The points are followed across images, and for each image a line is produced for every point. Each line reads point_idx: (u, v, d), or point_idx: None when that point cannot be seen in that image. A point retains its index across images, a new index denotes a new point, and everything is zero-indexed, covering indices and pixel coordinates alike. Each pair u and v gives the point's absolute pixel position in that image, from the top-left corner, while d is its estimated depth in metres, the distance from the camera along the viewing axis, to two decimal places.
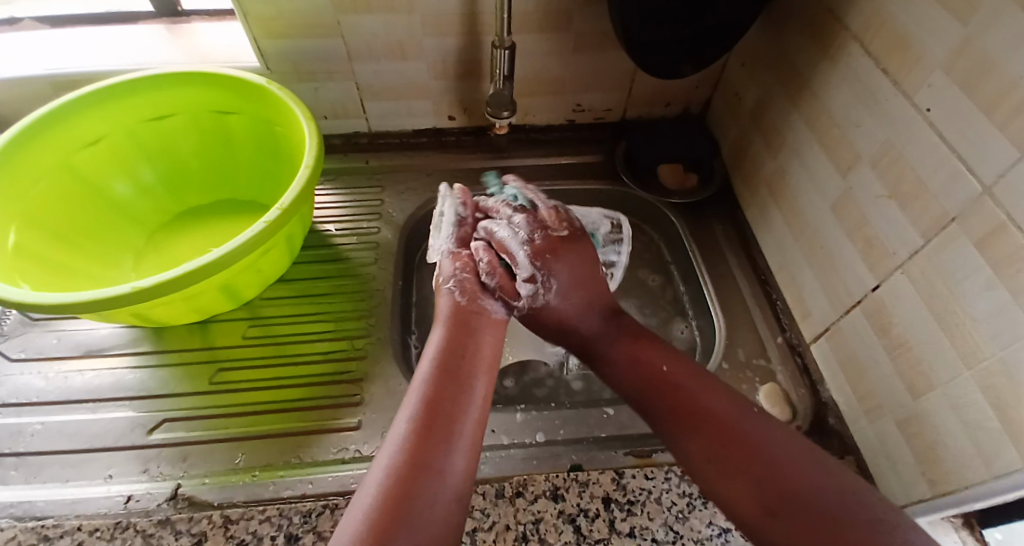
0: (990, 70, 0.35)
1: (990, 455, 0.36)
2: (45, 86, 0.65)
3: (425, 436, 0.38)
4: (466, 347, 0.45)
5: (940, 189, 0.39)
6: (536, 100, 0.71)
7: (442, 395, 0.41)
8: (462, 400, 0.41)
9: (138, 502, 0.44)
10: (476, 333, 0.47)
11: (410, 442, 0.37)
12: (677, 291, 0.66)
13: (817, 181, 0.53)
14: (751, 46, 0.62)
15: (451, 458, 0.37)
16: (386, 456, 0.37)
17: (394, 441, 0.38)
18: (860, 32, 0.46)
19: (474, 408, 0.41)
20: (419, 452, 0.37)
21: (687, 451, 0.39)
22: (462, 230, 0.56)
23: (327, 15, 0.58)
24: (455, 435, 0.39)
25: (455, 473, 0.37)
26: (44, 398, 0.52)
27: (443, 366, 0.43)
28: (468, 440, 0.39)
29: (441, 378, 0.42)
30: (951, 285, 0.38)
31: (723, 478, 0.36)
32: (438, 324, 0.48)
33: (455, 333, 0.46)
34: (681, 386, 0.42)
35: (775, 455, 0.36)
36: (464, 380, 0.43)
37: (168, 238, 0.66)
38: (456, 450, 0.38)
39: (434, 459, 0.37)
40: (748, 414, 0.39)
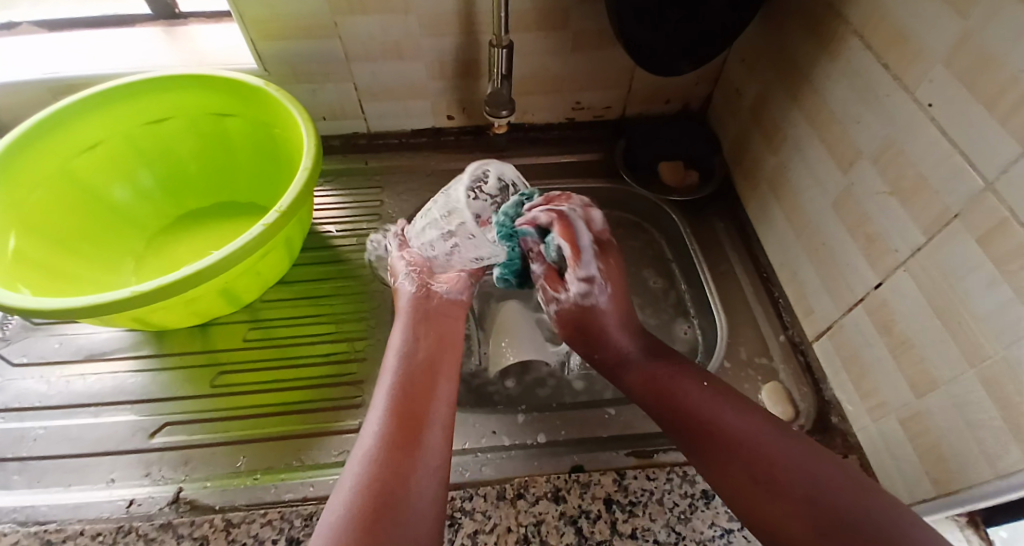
0: (991, 65, 0.34)
1: (994, 453, 0.36)
2: (44, 90, 0.65)
3: (398, 425, 0.40)
4: (429, 342, 0.49)
5: (941, 185, 0.38)
6: (535, 99, 0.70)
7: (411, 386, 0.44)
8: (430, 387, 0.44)
9: (141, 506, 0.44)
10: (437, 325, 0.50)
11: (384, 432, 0.40)
12: (679, 292, 0.63)
13: (818, 178, 0.52)
14: (751, 42, 0.62)
15: (426, 439, 0.40)
16: (364, 446, 0.39)
17: (369, 433, 0.40)
18: (860, 27, 0.45)
19: (442, 394, 0.44)
20: (393, 438, 0.39)
21: (731, 478, 0.39)
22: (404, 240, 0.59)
23: (323, 16, 0.58)
24: (426, 420, 0.41)
25: (433, 453, 0.39)
26: (47, 402, 0.52)
27: (409, 362, 0.46)
28: (440, 423, 0.42)
29: (408, 372, 0.45)
30: (953, 282, 0.38)
31: (767, 503, 0.36)
32: (400, 321, 0.51)
33: (416, 329, 0.49)
34: (721, 407, 0.43)
35: (802, 477, 0.37)
36: (430, 371, 0.46)
37: (169, 241, 0.66)
38: (430, 433, 0.41)
39: (409, 443, 0.39)
40: (780, 438, 0.40)
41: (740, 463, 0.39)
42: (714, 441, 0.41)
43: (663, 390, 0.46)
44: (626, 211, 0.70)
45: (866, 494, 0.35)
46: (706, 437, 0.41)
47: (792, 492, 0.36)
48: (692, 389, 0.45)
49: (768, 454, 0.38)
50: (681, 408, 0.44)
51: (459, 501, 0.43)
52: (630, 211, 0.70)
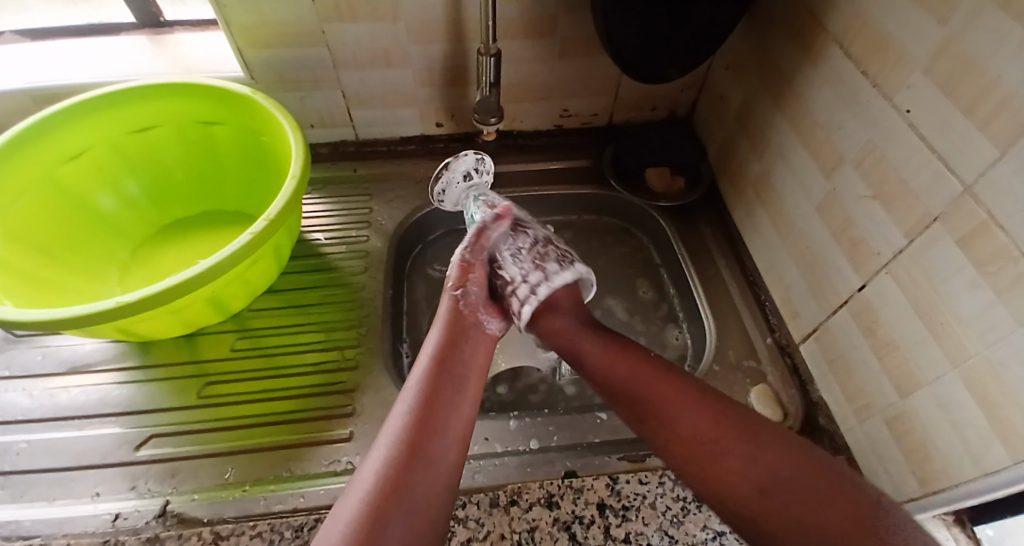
0: (968, 72, 0.35)
1: (979, 451, 0.37)
2: (27, 99, 0.64)
3: (420, 429, 0.39)
4: (464, 347, 0.46)
5: (922, 189, 0.39)
6: (523, 106, 0.71)
7: (439, 387, 0.42)
8: (456, 391, 0.43)
9: (127, 520, 0.44)
10: (474, 329, 0.48)
11: (405, 435, 0.39)
12: (671, 303, 0.66)
13: (802, 183, 0.53)
14: (734, 50, 0.63)
15: (443, 451, 0.39)
16: (384, 446, 0.38)
17: (391, 434, 0.39)
18: (841, 35, 0.47)
19: (466, 404, 0.42)
20: (413, 443, 0.38)
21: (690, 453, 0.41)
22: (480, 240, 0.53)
23: (312, 24, 0.58)
24: (449, 428, 0.40)
25: (445, 464, 0.38)
26: (29, 416, 0.51)
27: (440, 361, 0.44)
28: (459, 432, 0.41)
29: (438, 372, 0.44)
30: (935, 284, 0.39)
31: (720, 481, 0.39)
32: (438, 321, 0.49)
33: (453, 331, 0.47)
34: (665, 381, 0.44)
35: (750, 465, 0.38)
36: (461, 378, 0.44)
37: (154, 250, 0.65)
38: (447, 444, 0.39)
39: (426, 449, 0.38)
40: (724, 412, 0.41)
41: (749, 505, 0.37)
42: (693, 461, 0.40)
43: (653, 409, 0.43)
44: (614, 216, 0.73)
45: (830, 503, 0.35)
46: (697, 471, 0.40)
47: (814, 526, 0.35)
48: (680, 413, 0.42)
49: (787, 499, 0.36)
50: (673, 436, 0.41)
51: (452, 508, 0.43)
52: (621, 217, 0.73)
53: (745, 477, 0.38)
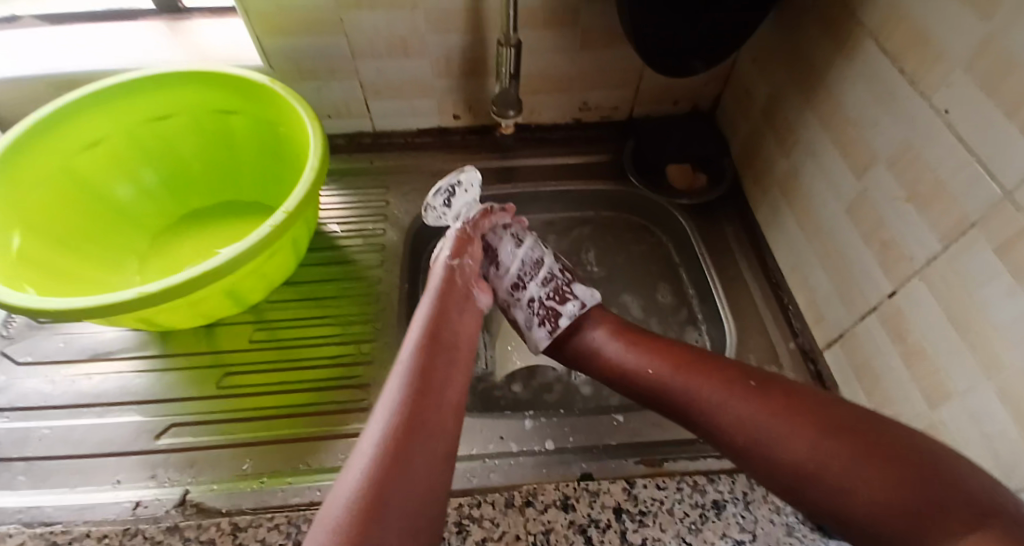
0: (1013, 71, 0.34)
1: (1009, 467, 0.36)
2: (43, 85, 0.64)
3: (420, 398, 0.37)
4: (456, 325, 0.45)
5: (960, 194, 0.38)
6: (543, 98, 0.70)
7: (432, 359, 0.40)
8: (450, 367, 0.41)
9: (146, 508, 0.44)
10: (461, 306, 0.47)
11: (405, 404, 0.36)
12: (691, 310, 0.64)
13: (831, 183, 0.52)
14: (762, 44, 0.61)
15: (442, 422, 0.37)
16: (382, 415, 0.35)
17: (390, 402, 0.36)
18: (876, 31, 0.45)
19: (460, 378, 0.41)
20: (413, 413, 0.36)
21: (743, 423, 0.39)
22: (484, 221, 0.53)
23: (329, 12, 0.57)
24: (445, 399, 0.38)
25: (446, 436, 0.36)
26: (51, 402, 0.52)
27: (431, 335, 0.43)
28: (455, 403, 0.39)
29: (431, 344, 0.42)
30: (971, 294, 0.38)
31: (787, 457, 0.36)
32: (426, 297, 0.47)
33: (443, 308, 0.45)
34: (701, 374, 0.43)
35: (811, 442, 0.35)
36: (452, 351, 0.42)
37: (172, 240, 0.66)
38: (447, 414, 0.38)
39: (428, 419, 0.36)
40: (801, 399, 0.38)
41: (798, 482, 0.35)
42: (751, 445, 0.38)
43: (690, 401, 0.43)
44: (633, 212, 0.72)
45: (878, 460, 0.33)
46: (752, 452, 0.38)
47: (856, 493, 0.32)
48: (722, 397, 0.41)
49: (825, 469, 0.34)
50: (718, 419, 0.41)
51: (468, 508, 0.43)
52: (640, 214, 0.72)
53: (797, 446, 0.36)
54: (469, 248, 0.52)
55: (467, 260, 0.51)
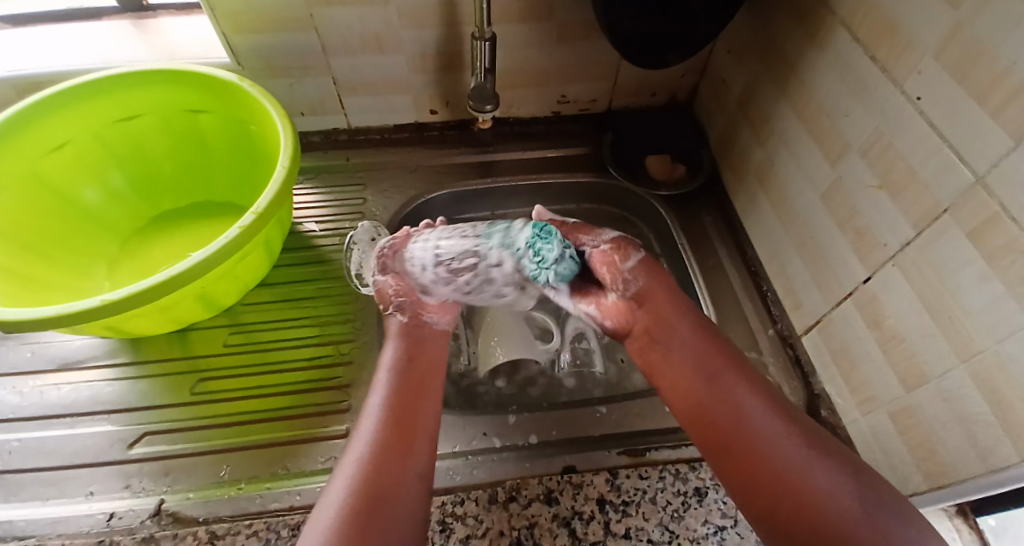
0: (982, 57, 0.34)
1: (985, 448, 0.36)
2: (8, 88, 0.62)
3: (391, 433, 0.41)
4: (423, 356, 0.48)
5: (931, 179, 0.38)
6: (520, 92, 0.69)
7: (400, 398, 0.44)
8: (419, 399, 0.44)
9: (121, 519, 0.43)
10: (427, 341, 0.50)
11: (377, 440, 0.40)
12: None
13: (806, 171, 0.52)
14: (737, 34, 0.61)
15: (413, 453, 0.40)
16: (355, 454, 0.40)
17: (361, 441, 0.40)
18: (848, 18, 0.45)
19: (431, 406, 0.44)
20: (385, 449, 0.40)
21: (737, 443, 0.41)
22: (386, 257, 0.55)
23: (300, 8, 0.56)
24: (417, 430, 0.42)
25: (419, 463, 0.40)
26: (20, 414, 0.50)
27: (397, 373, 0.46)
28: (428, 433, 0.42)
29: (399, 382, 0.45)
30: (943, 278, 0.38)
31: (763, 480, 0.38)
32: (390, 338, 0.50)
33: (409, 344, 0.49)
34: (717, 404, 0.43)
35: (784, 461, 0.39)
36: (420, 384, 0.46)
37: (143, 243, 0.64)
38: (419, 444, 0.41)
39: (399, 452, 0.40)
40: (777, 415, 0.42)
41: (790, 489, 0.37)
42: (756, 458, 0.39)
43: (726, 394, 0.43)
44: (614, 204, 0.71)
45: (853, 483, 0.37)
46: (750, 457, 0.39)
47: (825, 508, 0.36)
48: (745, 394, 0.43)
49: (809, 484, 0.37)
50: (742, 420, 0.41)
51: (451, 505, 0.43)
52: (620, 205, 0.71)
53: (794, 454, 0.38)
54: (392, 290, 0.53)
55: (393, 280, 0.54)
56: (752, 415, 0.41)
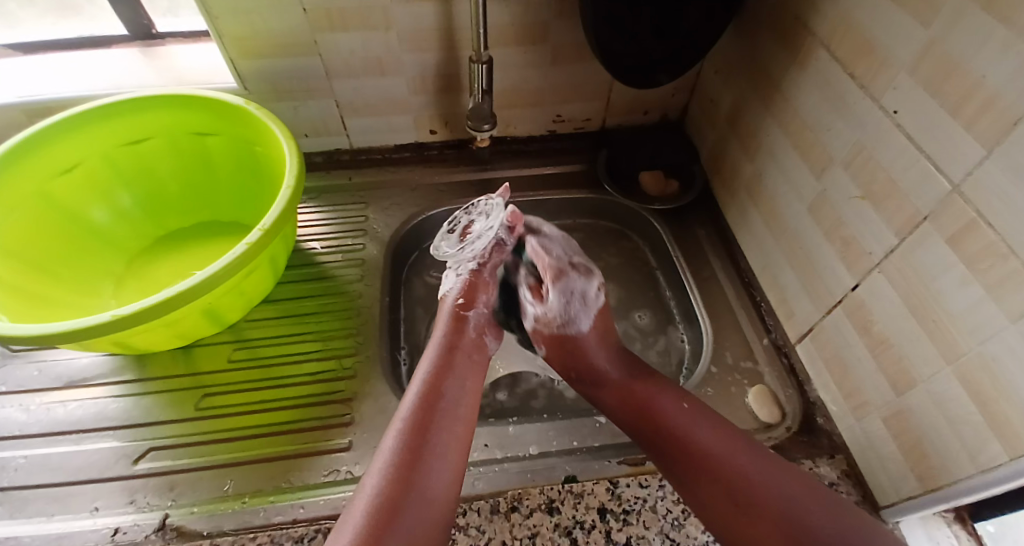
0: (953, 72, 0.36)
1: (975, 448, 0.37)
2: (19, 113, 0.64)
3: (417, 444, 0.39)
4: (459, 376, 0.46)
5: (911, 188, 0.40)
6: (517, 112, 0.71)
7: (429, 414, 0.42)
8: (449, 416, 0.42)
9: (126, 534, 0.43)
10: (467, 352, 0.48)
11: (401, 450, 0.39)
12: (677, 332, 0.64)
13: (793, 184, 0.54)
14: (724, 54, 0.64)
15: (438, 465, 0.39)
16: (378, 467, 0.38)
17: (386, 452, 0.39)
18: (827, 38, 0.47)
19: (462, 421, 0.43)
20: (409, 459, 0.38)
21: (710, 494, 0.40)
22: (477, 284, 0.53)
23: (304, 34, 0.58)
24: (444, 445, 0.40)
25: (441, 478, 0.38)
26: (26, 431, 0.51)
27: (429, 392, 0.43)
28: (457, 449, 0.41)
29: (428, 400, 0.43)
30: (926, 282, 0.39)
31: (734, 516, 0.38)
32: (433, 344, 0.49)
33: (448, 356, 0.47)
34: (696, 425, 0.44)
35: (778, 494, 0.38)
36: (456, 395, 0.44)
37: (149, 263, 0.65)
38: (443, 460, 0.39)
39: (422, 463, 0.38)
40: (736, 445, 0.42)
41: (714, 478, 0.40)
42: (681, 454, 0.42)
43: (647, 410, 0.46)
44: (610, 219, 0.74)
45: (780, 485, 0.38)
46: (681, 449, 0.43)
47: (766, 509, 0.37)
48: (669, 403, 0.46)
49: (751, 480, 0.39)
50: (695, 447, 0.42)
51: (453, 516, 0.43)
52: (616, 220, 0.73)
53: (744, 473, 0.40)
54: (480, 295, 0.53)
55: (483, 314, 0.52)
56: (673, 422, 0.44)
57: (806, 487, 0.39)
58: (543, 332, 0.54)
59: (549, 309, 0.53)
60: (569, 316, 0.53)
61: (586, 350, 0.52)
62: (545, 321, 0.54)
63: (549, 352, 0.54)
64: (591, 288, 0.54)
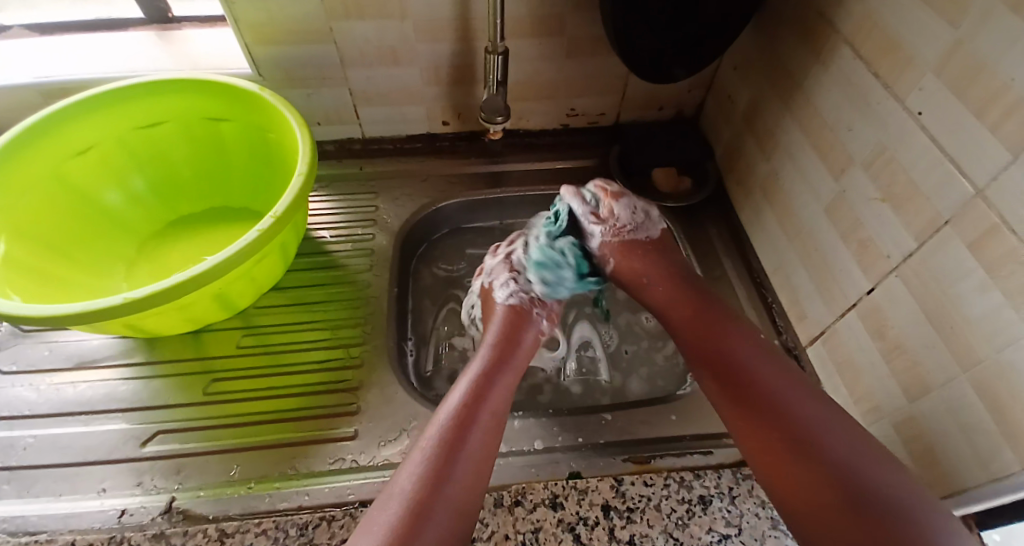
0: (982, 74, 0.35)
1: (988, 457, 0.36)
2: (34, 94, 0.64)
3: (455, 444, 0.40)
4: (504, 383, 0.47)
5: (932, 192, 0.39)
6: (530, 104, 0.71)
7: (468, 421, 0.42)
8: (487, 423, 0.43)
9: (132, 516, 0.44)
10: (513, 356, 0.49)
11: (441, 447, 0.40)
12: None
13: (810, 184, 0.53)
14: (743, 50, 0.63)
15: (472, 469, 0.40)
16: (415, 461, 0.39)
17: (425, 447, 0.40)
18: (851, 36, 0.46)
19: (497, 428, 0.43)
20: (443, 459, 0.39)
21: (749, 433, 0.42)
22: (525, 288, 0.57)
23: (319, 21, 0.58)
24: (479, 446, 0.41)
25: (471, 481, 0.39)
26: (36, 410, 0.51)
27: (474, 394, 0.44)
28: (488, 453, 0.42)
29: (470, 405, 0.43)
30: (944, 288, 0.38)
31: (782, 462, 0.39)
32: (485, 347, 0.50)
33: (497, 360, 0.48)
34: (760, 361, 0.45)
35: (836, 445, 0.39)
36: (495, 401, 0.45)
37: (160, 247, 0.66)
38: (477, 464, 0.40)
39: (457, 464, 0.39)
40: (806, 394, 0.43)
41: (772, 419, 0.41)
42: (767, 408, 0.42)
43: (717, 352, 0.47)
44: None
45: (888, 470, 0.37)
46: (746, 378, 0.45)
47: (838, 482, 0.37)
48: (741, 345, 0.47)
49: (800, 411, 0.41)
50: (739, 371, 0.45)
51: None
52: None
53: (807, 418, 0.41)
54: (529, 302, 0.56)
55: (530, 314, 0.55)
56: (746, 367, 0.45)
57: (857, 435, 0.40)
58: (612, 240, 0.58)
59: (618, 217, 0.58)
60: (637, 224, 0.59)
61: (636, 260, 0.57)
62: (616, 231, 0.58)
63: (621, 267, 0.57)
64: (650, 208, 0.60)
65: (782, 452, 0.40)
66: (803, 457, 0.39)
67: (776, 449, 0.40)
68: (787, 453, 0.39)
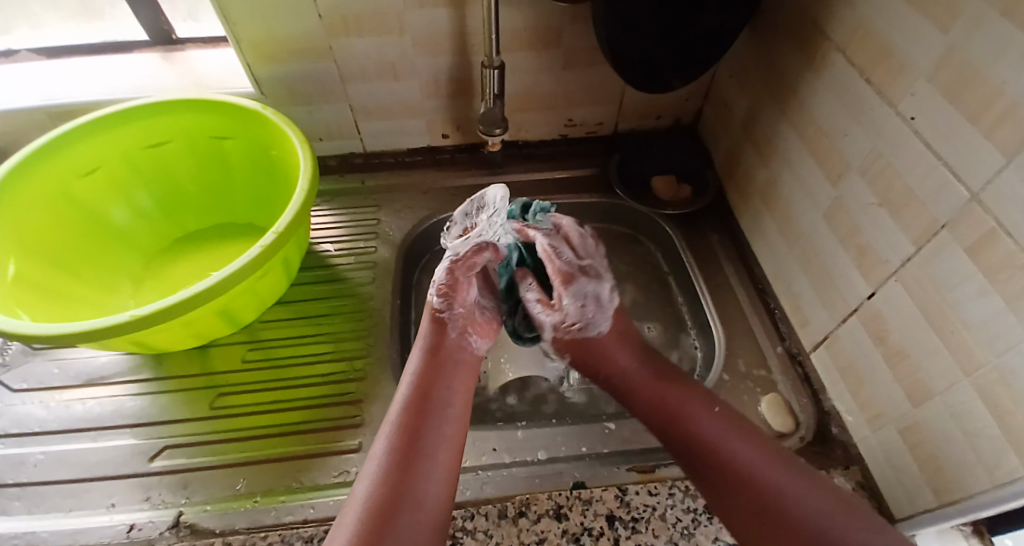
0: (973, 78, 0.35)
1: (993, 462, 0.36)
2: (43, 116, 0.65)
3: (404, 452, 0.40)
4: (448, 381, 0.46)
5: (928, 196, 0.39)
6: (529, 116, 0.71)
7: (417, 424, 0.42)
8: (438, 423, 0.43)
9: (141, 531, 0.44)
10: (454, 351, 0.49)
11: (391, 459, 0.39)
12: (689, 340, 0.63)
13: (809, 190, 0.53)
14: (738, 58, 0.63)
15: (429, 472, 0.40)
16: (368, 476, 0.39)
17: (376, 461, 0.40)
18: (844, 43, 0.46)
19: (448, 423, 0.43)
20: (396, 470, 0.39)
21: (734, 510, 0.40)
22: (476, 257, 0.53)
23: (320, 40, 0.59)
24: (432, 447, 0.41)
25: (432, 482, 0.39)
26: (46, 427, 0.52)
27: (417, 396, 0.44)
28: (444, 451, 0.42)
29: (418, 404, 0.43)
30: (944, 292, 0.38)
31: (771, 534, 0.38)
32: (420, 347, 0.49)
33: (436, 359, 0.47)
34: (721, 433, 0.43)
35: (805, 509, 0.37)
36: (443, 399, 0.45)
37: (166, 263, 0.66)
38: (432, 465, 0.40)
39: (413, 470, 0.39)
40: (765, 456, 0.41)
41: (732, 487, 0.40)
42: (728, 475, 0.41)
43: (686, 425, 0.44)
44: (618, 222, 0.73)
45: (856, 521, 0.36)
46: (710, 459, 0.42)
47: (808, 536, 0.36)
48: (705, 416, 0.45)
49: (769, 480, 0.40)
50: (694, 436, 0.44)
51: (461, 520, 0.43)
52: (628, 224, 0.73)
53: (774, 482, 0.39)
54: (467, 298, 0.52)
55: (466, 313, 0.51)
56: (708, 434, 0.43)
57: (815, 483, 0.39)
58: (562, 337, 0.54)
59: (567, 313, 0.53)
60: (586, 319, 0.53)
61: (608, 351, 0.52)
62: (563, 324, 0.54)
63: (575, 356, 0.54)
64: (602, 290, 0.55)
65: (759, 525, 0.38)
66: (778, 529, 0.38)
67: (757, 524, 0.39)
68: (779, 533, 0.37)
